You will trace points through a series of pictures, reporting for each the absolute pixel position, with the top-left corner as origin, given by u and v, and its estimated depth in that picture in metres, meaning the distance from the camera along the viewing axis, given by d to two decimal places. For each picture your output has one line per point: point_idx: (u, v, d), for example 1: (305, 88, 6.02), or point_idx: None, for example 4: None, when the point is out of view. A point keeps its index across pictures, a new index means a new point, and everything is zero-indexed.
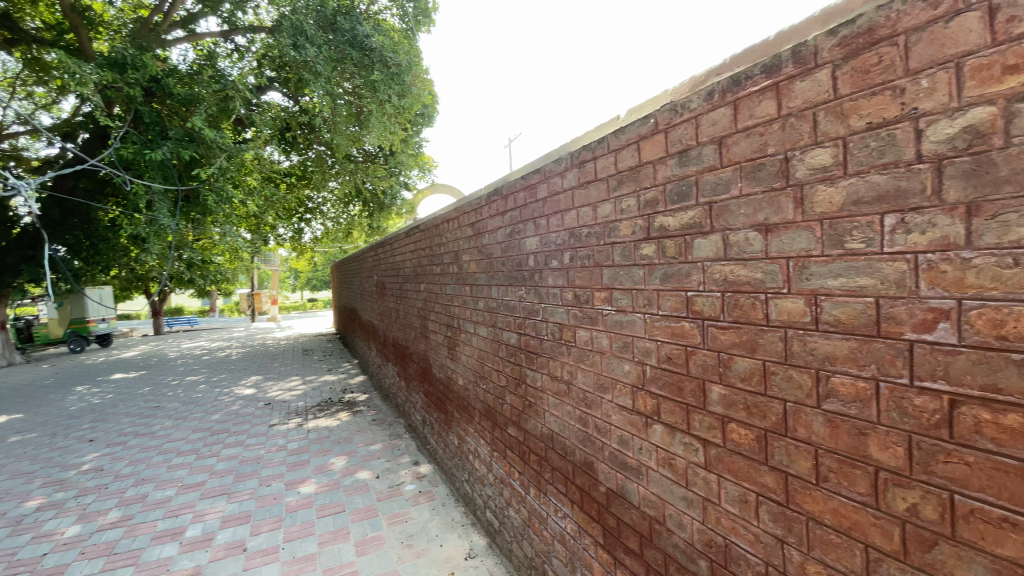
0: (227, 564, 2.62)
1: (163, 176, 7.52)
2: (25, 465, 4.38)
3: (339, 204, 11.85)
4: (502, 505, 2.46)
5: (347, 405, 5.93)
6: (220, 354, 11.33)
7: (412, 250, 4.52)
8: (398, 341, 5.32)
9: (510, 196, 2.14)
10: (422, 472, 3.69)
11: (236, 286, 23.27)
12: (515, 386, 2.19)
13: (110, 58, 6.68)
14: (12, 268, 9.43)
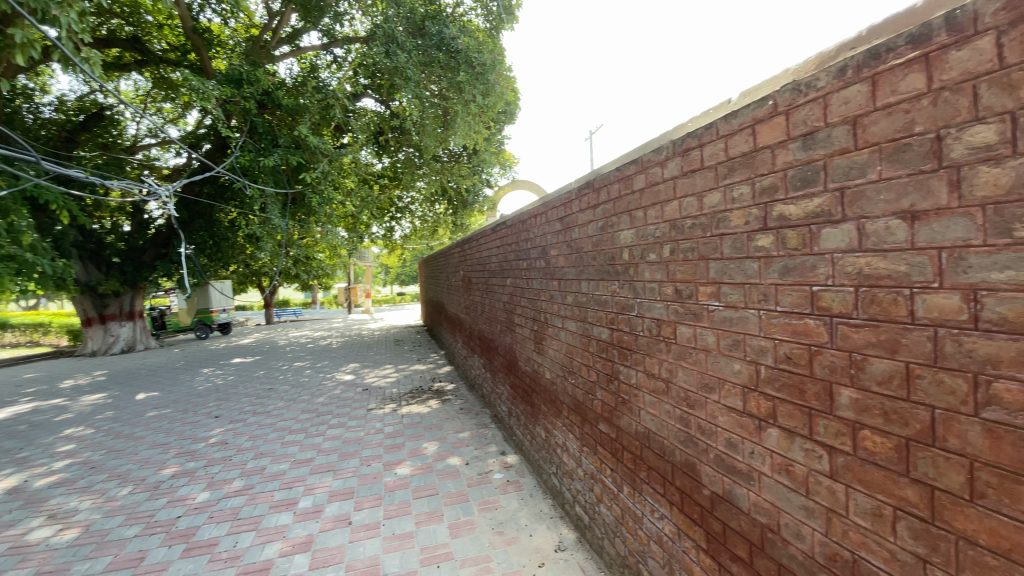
0: (334, 535, 2.86)
1: (273, 181, 8.29)
2: (167, 437, 5.07)
3: (426, 203, 12.40)
4: (592, 500, 2.44)
5: (436, 393, 6.21)
6: (322, 343, 12.33)
7: (497, 245, 4.62)
8: (484, 334, 5.47)
9: (603, 189, 2.11)
10: (510, 461, 3.77)
11: (334, 281, 25.14)
12: (607, 382, 2.16)
13: (229, 75, 7.58)
14: (149, 265, 11.19)
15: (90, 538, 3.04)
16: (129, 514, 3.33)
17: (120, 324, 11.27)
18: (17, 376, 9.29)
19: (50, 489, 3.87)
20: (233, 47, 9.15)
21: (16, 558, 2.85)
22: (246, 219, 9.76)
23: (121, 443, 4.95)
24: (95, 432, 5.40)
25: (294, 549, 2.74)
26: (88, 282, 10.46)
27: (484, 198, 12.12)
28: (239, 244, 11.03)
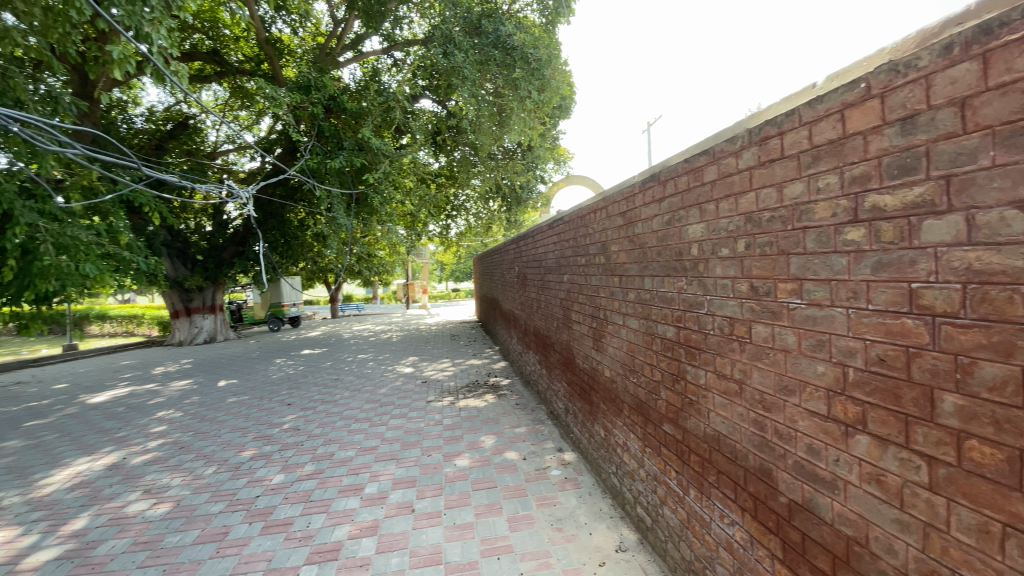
0: (399, 521, 2.96)
1: (339, 182, 8.69)
2: (245, 422, 5.45)
3: (481, 201, 12.59)
4: (656, 502, 2.39)
5: (492, 387, 6.29)
6: (383, 336, 12.80)
7: (554, 241, 4.62)
8: (540, 330, 5.47)
9: (670, 181, 2.05)
10: (567, 459, 3.74)
11: (392, 278, 26.06)
12: (672, 382, 2.10)
13: (299, 83, 8.08)
14: (228, 262, 12.09)
15: (181, 512, 3.33)
16: (213, 491, 3.62)
17: (203, 317, 12.21)
18: (117, 363, 10.27)
19: (146, 466, 4.26)
20: (301, 55, 9.71)
21: (118, 528, 3.17)
22: (314, 219, 10.30)
23: (206, 426, 5.37)
24: (184, 415, 5.90)
25: (362, 532, 2.88)
26: (177, 278, 11.46)
27: (538, 194, 12.15)
28: (306, 241, 11.68)
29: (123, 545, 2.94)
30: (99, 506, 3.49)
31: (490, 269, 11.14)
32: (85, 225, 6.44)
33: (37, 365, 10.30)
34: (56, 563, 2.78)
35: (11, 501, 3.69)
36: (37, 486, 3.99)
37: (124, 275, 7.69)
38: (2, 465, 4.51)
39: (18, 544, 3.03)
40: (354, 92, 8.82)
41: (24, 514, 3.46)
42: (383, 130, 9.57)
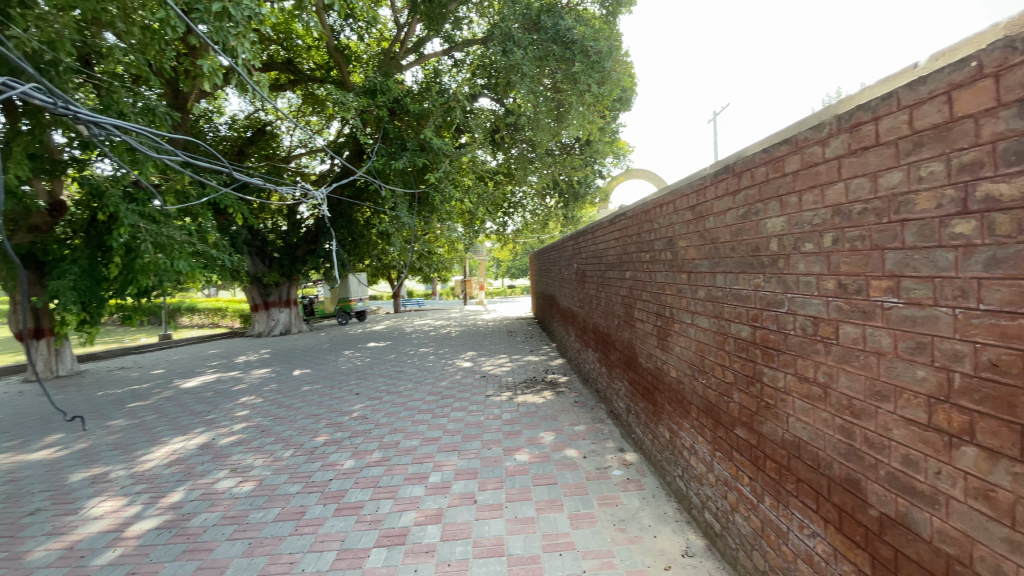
0: (462, 511, 3.04)
1: (402, 182, 9.06)
2: (318, 409, 5.77)
3: (538, 197, 12.65)
4: (726, 508, 2.30)
5: (551, 384, 6.29)
6: (443, 331, 13.14)
7: (615, 237, 4.54)
8: (599, 328, 5.40)
9: (745, 173, 1.96)
10: (629, 459, 3.67)
11: (450, 275, 26.64)
12: (746, 384, 2.01)
13: (366, 87, 8.53)
14: (301, 259, 12.86)
15: (263, 490, 3.59)
16: (291, 473, 3.87)
17: (279, 310, 13.06)
18: (205, 352, 11.18)
19: (232, 447, 4.63)
20: (367, 60, 10.16)
21: (209, 502, 3.47)
22: (379, 217, 10.73)
23: (283, 412, 5.75)
24: (264, 401, 6.34)
25: (427, 519, 2.98)
26: (256, 274, 12.31)
27: (596, 189, 12.02)
28: (372, 239, 12.20)
29: (213, 519, 3.22)
30: (192, 482, 3.83)
31: (547, 265, 11.13)
32: (179, 225, 7.08)
33: (139, 352, 11.41)
34: (158, 532, 3.09)
35: (119, 474, 4.13)
36: (140, 462, 4.42)
37: (212, 272, 8.38)
38: (111, 442, 5.04)
39: (124, 513, 3.38)
40: (416, 94, 9.11)
41: (130, 486, 3.85)
42: (444, 130, 9.81)
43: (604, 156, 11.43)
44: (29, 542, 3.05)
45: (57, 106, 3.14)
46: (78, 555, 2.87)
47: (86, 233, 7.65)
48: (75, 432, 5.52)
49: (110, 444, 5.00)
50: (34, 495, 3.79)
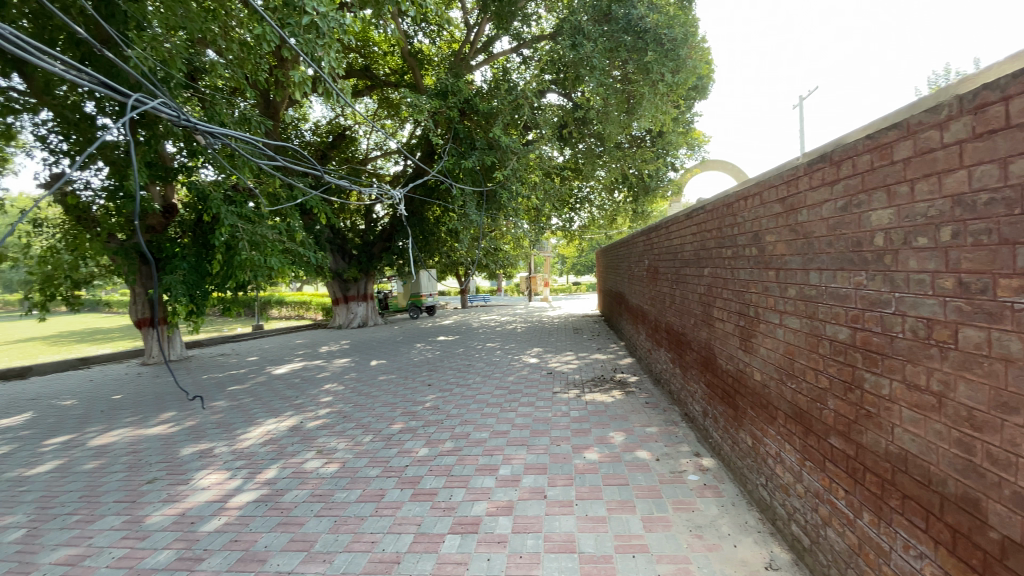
0: (532, 505, 3.08)
1: (472, 180, 9.47)
2: (394, 398, 6.07)
3: (605, 192, 12.53)
4: (817, 522, 2.15)
5: (620, 383, 6.17)
6: (509, 327, 13.28)
7: (692, 233, 4.37)
8: (673, 327, 5.23)
9: (845, 162, 1.82)
10: (706, 464, 3.53)
11: (516, 271, 26.88)
12: (843, 391, 1.87)
13: (439, 89, 8.99)
14: (377, 256, 13.54)
15: (346, 472, 3.83)
16: (371, 457, 4.10)
17: (358, 304, 13.84)
18: (292, 341, 12.08)
19: (318, 430, 4.98)
20: (439, 62, 10.60)
21: (298, 480, 3.76)
22: (450, 214, 11.05)
23: (363, 399, 6.09)
24: (345, 389, 6.74)
25: (498, 510, 3.04)
26: (337, 270, 13.12)
27: (667, 181, 11.32)
28: (442, 237, 12.91)
29: (303, 495, 3.48)
30: (283, 461, 4.17)
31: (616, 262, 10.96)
32: (271, 224, 7.72)
33: (236, 339, 12.53)
34: (256, 504, 3.39)
35: (222, 450, 4.57)
36: (240, 440, 4.87)
37: (299, 267, 9.04)
38: (215, 421, 5.59)
39: (227, 485, 3.75)
40: (486, 93, 9.41)
41: (231, 462, 4.26)
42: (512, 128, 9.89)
43: (677, 148, 11.06)
44: (148, 507, 3.45)
45: (177, 118, 3.65)
46: (190, 520, 3.22)
47: (193, 233, 8.65)
48: (185, 411, 6.18)
49: (213, 423, 5.54)
50: (153, 466, 4.29)
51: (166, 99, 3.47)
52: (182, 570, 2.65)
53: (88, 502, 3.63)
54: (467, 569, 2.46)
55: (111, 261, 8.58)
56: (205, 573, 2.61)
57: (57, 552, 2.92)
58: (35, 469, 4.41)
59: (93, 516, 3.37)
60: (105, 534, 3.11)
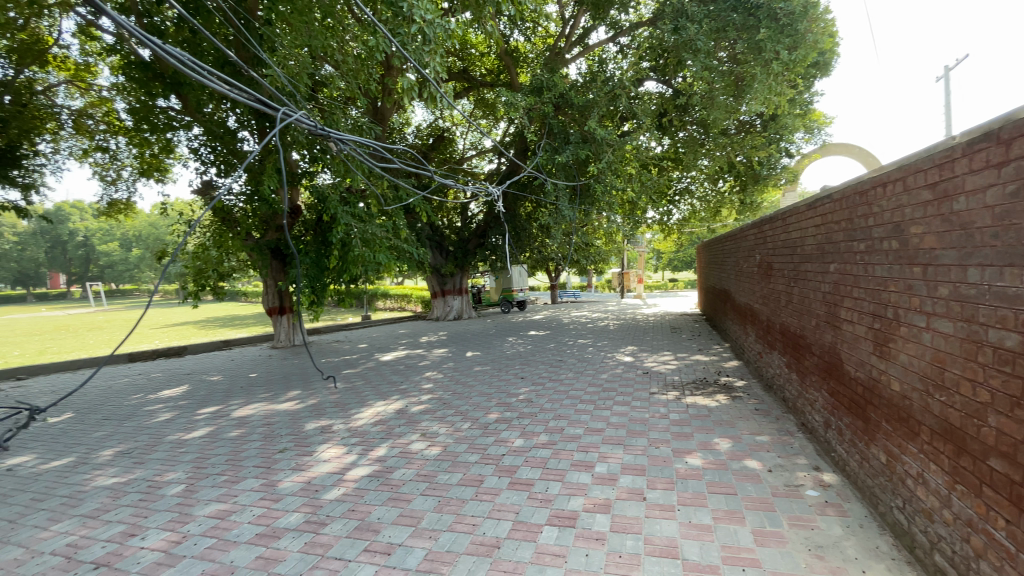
0: (631, 505, 3.03)
1: (565, 175, 9.87)
2: (490, 389, 6.27)
3: (708, 182, 11.90)
4: (968, 555, 1.89)
5: (725, 387, 5.81)
6: (602, 323, 13.08)
7: (815, 225, 4.01)
8: (790, 329, 4.83)
9: (1016, 141, 1.58)
10: (828, 479, 3.23)
11: (609, 266, 26.33)
12: (1009, 406, 1.63)
13: (535, 86, 9.48)
14: (471, 252, 14.12)
15: (447, 456, 4.05)
16: (469, 444, 4.29)
17: (454, 298, 14.50)
18: (395, 331, 12.89)
19: (421, 415, 5.30)
20: (533, 59, 11.01)
21: (404, 460, 4.05)
22: (545, 208, 11.18)
23: (460, 388, 6.37)
24: (444, 377, 7.12)
25: (596, 508, 3.04)
26: (435, 265, 13.83)
27: (782, 169, 10.47)
28: (534, 233, 13.31)
29: (410, 474, 3.75)
30: (392, 441, 4.51)
31: (721, 257, 10.36)
32: (380, 222, 8.42)
33: (346, 328, 13.63)
34: (369, 479, 3.71)
35: (339, 427, 5.05)
36: (354, 419, 5.35)
37: (404, 262, 9.67)
38: (333, 401, 6.18)
39: (344, 460, 4.14)
40: (581, 86, 9.64)
41: (347, 438, 4.69)
42: (608, 118, 10.24)
43: (794, 132, 10.09)
44: (281, 474, 3.93)
45: (314, 129, 4.31)
46: (313, 488, 3.61)
47: (314, 231, 9.65)
48: (308, 390, 6.90)
49: (332, 402, 6.13)
50: (283, 437, 4.85)
51: (305, 114, 4.09)
52: (309, 532, 2.98)
53: (232, 465, 4.21)
54: (566, 562, 2.50)
55: (249, 256, 9.83)
56: (328, 536, 2.92)
57: (210, 506, 3.43)
58: (193, 434, 5.21)
59: (236, 478, 3.89)
60: (247, 494, 3.59)
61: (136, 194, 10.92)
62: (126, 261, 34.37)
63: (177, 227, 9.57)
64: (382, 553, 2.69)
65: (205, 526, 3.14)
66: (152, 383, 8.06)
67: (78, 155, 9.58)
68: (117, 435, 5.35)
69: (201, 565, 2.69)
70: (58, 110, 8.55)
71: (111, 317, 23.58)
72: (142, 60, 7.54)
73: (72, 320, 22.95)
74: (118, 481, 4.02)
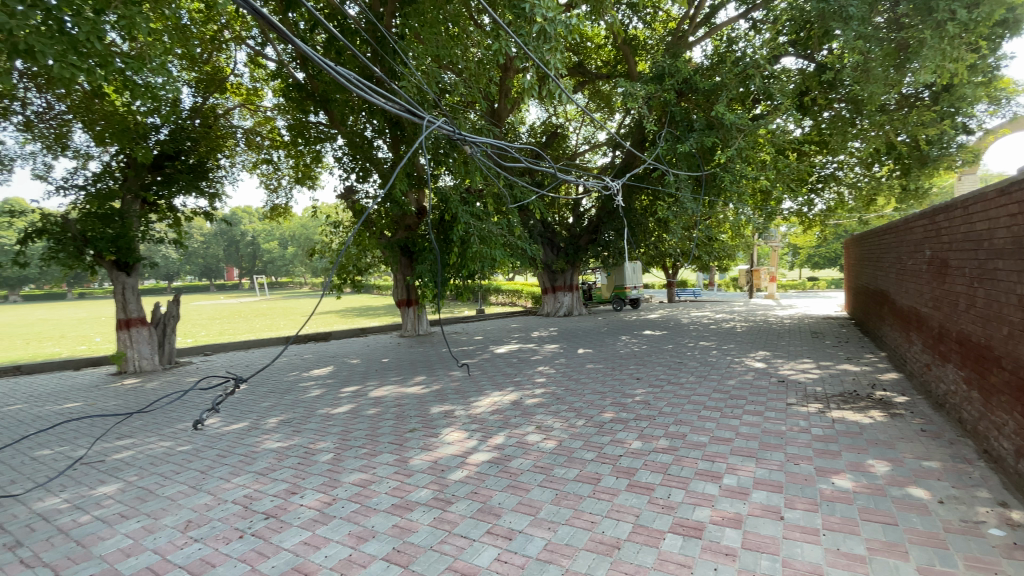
0: (765, 524, 2.84)
1: (687, 165, 9.47)
2: (605, 387, 6.23)
3: (860, 167, 10.57)
4: None
5: (881, 403, 5.12)
6: (727, 325, 12.22)
7: (1009, 215, 3.39)
8: (972, 339, 4.13)
9: None
10: (1019, 518, 2.73)
11: (736, 262, 24.42)
12: None
13: (656, 73, 9.29)
14: (583, 249, 14.12)
15: (563, 451, 4.14)
16: (584, 441, 4.33)
17: (564, 295, 14.67)
18: (507, 325, 13.30)
19: (535, 408, 5.45)
20: (654, 46, 10.73)
21: (521, 450, 4.21)
22: (664, 202, 10.79)
23: (575, 384, 6.42)
24: (557, 372, 7.22)
25: (724, 521, 2.90)
26: (548, 262, 14.08)
27: (958, 148, 8.96)
28: (651, 227, 12.95)
29: (527, 464, 3.90)
30: (509, 430, 4.72)
31: (876, 254, 9.15)
32: (495, 220, 8.97)
33: (464, 320, 14.40)
34: (489, 464, 3.93)
35: (461, 413, 5.38)
36: (473, 406, 5.68)
37: (520, 258, 9.97)
38: (455, 388, 6.60)
39: (466, 444, 4.42)
40: (707, 70, 9.31)
41: (468, 424, 5.00)
42: (737, 101, 9.66)
43: (975, 104, 8.58)
44: (411, 451, 4.32)
45: (453, 133, 4.69)
46: (440, 468, 3.92)
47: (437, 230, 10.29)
48: (431, 376, 7.46)
49: (453, 389, 6.56)
50: (412, 418, 5.30)
51: (447, 120, 4.49)
52: (437, 508, 3.25)
53: (370, 440, 4.72)
54: (692, 573, 2.44)
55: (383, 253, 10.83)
56: (454, 514, 3.15)
57: (353, 475, 3.89)
58: (338, 409, 5.92)
59: (374, 452, 4.36)
60: (383, 467, 4.01)
61: (292, 199, 12.61)
62: (284, 256, 39.54)
63: (325, 228, 10.91)
64: (503, 537, 2.85)
65: (350, 492, 3.58)
66: (305, 362, 9.29)
67: (248, 167, 11.27)
68: (279, 406, 6.24)
69: (348, 526, 3.08)
70: (235, 129, 10.16)
71: (273, 306, 27.30)
72: (299, 82, 8.84)
73: (242, 307, 27.04)
74: (281, 446, 4.71)
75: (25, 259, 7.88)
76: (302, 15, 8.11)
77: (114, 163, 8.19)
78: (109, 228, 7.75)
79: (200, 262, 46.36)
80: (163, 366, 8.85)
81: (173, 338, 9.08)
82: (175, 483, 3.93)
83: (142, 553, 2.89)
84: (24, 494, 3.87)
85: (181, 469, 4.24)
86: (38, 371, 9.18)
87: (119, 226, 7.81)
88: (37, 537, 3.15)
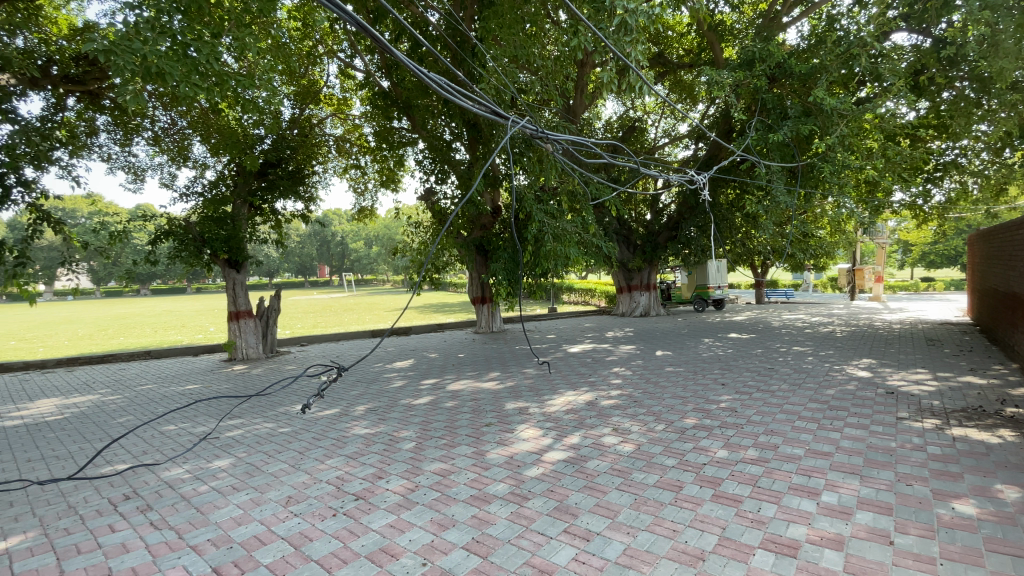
0: (872, 548, 2.59)
1: (781, 156, 8.76)
2: (686, 392, 5.97)
3: (987, 153, 9.34)
4: None
5: (1014, 421, 4.49)
6: (824, 329, 11.27)
7: None
8: None
9: None
10: None
11: (835, 261, 22.49)
12: None
13: (744, 60, 8.77)
14: (662, 246, 13.67)
15: (642, 455, 4.02)
16: (665, 446, 4.18)
17: (641, 294, 14.29)
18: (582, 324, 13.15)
19: (612, 409, 5.33)
20: (742, 31, 10.16)
21: (598, 451, 4.15)
22: (753, 196, 10.13)
23: (653, 387, 6.21)
24: (634, 374, 7.03)
25: (823, 541, 2.68)
26: (625, 260, 13.78)
27: None
28: (736, 223, 12.26)
29: (604, 466, 3.83)
30: (585, 430, 4.66)
31: (1008, 252, 8.00)
32: (570, 218, 8.91)
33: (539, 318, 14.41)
34: (566, 463, 3.90)
35: (536, 411, 5.39)
36: (548, 404, 5.67)
37: (596, 258, 9.80)
38: (531, 386, 6.62)
39: (541, 442, 4.42)
40: (804, 52, 8.64)
41: (543, 422, 5.00)
42: (838, 85, 8.88)
43: None
44: (488, 445, 4.39)
45: (537, 133, 4.60)
46: (516, 463, 3.96)
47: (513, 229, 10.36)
48: (506, 373, 7.54)
49: (528, 386, 6.59)
50: (488, 413, 5.39)
51: (531, 119, 4.45)
52: (514, 503, 3.28)
53: (449, 432, 4.85)
54: None
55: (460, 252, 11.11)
56: (531, 510, 3.17)
57: (433, 464, 4.03)
58: (419, 400, 6.16)
59: (453, 443, 4.49)
60: (462, 458, 4.11)
61: (377, 201, 13.32)
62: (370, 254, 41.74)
63: (407, 228, 11.38)
64: (581, 537, 2.82)
65: (432, 480, 3.70)
66: (388, 355, 9.75)
67: (339, 172, 12.04)
68: (365, 395, 6.60)
69: (430, 513, 3.19)
70: (328, 136, 10.93)
71: (359, 301, 28.81)
72: (384, 90, 9.32)
73: (332, 300, 28.99)
74: (368, 433, 4.98)
75: (154, 257, 8.94)
76: (388, 25, 8.54)
77: (226, 171, 9.08)
78: (222, 230, 8.64)
79: (296, 259, 50.14)
80: (266, 355, 9.65)
81: (274, 329, 9.86)
82: (276, 462, 4.28)
83: (249, 523, 3.17)
84: (154, 464, 4.39)
85: (282, 449, 4.61)
86: (164, 356, 10.36)
87: (230, 228, 8.67)
88: (165, 502, 3.56)
